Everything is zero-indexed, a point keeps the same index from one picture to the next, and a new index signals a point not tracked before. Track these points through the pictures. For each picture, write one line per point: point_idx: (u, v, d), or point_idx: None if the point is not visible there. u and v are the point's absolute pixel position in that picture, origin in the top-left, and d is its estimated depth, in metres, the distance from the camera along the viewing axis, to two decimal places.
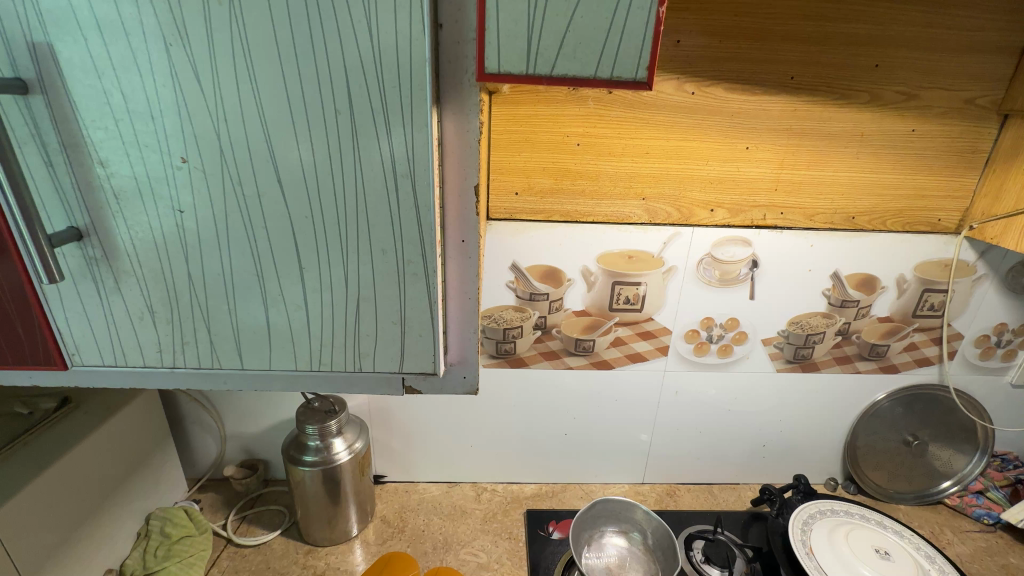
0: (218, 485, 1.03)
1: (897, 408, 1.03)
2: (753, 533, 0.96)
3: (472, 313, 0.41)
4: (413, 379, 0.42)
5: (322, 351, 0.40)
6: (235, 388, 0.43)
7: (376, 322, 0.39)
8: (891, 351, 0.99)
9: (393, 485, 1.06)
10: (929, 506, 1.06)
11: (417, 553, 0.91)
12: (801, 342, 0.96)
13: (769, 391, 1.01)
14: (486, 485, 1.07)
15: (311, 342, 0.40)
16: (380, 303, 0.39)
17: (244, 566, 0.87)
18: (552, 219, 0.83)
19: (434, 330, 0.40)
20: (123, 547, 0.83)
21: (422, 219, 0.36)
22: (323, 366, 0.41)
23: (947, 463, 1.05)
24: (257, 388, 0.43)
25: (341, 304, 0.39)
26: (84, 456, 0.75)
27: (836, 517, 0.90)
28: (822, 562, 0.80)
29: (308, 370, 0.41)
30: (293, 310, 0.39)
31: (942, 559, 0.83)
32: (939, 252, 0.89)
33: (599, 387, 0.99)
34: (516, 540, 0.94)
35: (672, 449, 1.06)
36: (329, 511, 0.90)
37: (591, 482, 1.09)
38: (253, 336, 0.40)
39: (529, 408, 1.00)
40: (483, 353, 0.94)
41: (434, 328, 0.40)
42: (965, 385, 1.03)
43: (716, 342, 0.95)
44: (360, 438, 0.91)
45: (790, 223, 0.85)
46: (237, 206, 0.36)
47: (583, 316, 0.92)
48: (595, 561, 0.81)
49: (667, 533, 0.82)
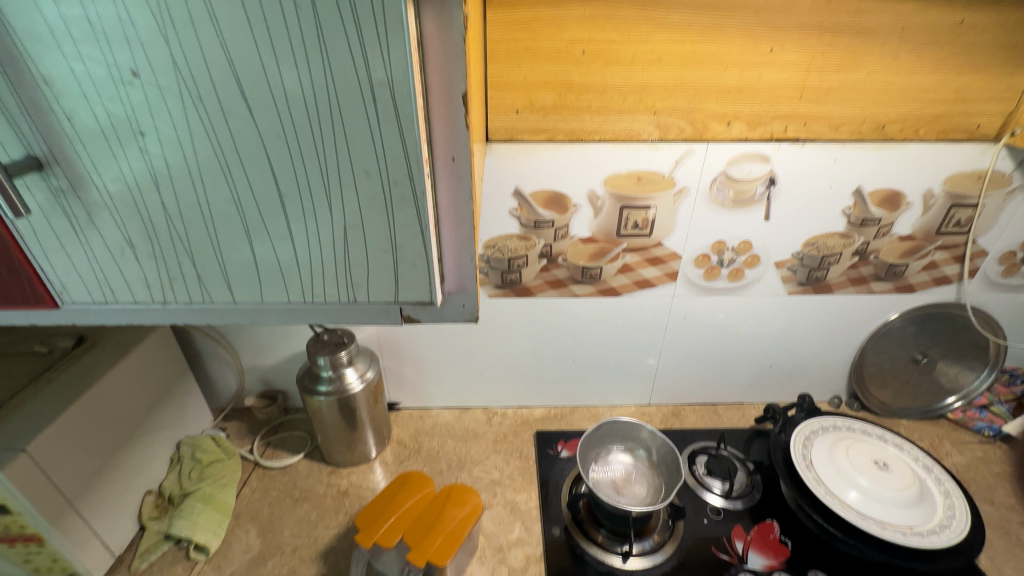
0: (240, 413, 1.07)
1: (909, 328, 1.02)
2: (755, 448, 1.00)
3: (468, 238, 0.39)
4: (411, 309, 0.40)
5: (314, 283, 0.39)
6: (230, 322, 0.42)
7: (366, 251, 0.38)
8: (909, 271, 0.96)
9: (408, 411, 1.11)
10: (931, 420, 1.08)
11: (433, 471, 0.96)
12: (815, 264, 0.93)
13: (779, 314, 1.00)
14: (497, 410, 1.11)
15: (301, 273, 0.39)
16: (369, 231, 0.37)
17: (273, 485, 0.93)
18: (556, 139, 0.78)
19: (428, 258, 0.38)
20: (159, 470, 0.88)
21: (405, 134, 0.33)
22: (316, 299, 0.40)
23: (953, 379, 1.06)
24: (252, 322, 0.42)
25: (327, 233, 0.37)
26: (109, 390, 0.78)
27: (838, 432, 0.92)
28: (820, 474, 0.84)
29: (301, 303, 0.40)
30: (278, 241, 0.37)
31: (939, 469, 0.86)
32: (973, 163, 0.83)
33: (607, 314, 0.98)
34: (526, 458, 0.99)
35: (678, 372, 1.08)
36: (348, 435, 0.95)
37: (599, 404, 1.12)
38: (241, 269, 0.39)
39: (537, 335, 1.01)
40: (489, 284, 0.93)
41: (428, 256, 0.38)
42: (982, 303, 1.00)
43: (727, 266, 0.93)
44: (371, 367, 0.93)
45: (813, 135, 0.79)
46: (201, 128, 0.33)
47: (589, 243, 0.89)
48: (602, 476, 0.85)
49: (671, 450, 0.85)
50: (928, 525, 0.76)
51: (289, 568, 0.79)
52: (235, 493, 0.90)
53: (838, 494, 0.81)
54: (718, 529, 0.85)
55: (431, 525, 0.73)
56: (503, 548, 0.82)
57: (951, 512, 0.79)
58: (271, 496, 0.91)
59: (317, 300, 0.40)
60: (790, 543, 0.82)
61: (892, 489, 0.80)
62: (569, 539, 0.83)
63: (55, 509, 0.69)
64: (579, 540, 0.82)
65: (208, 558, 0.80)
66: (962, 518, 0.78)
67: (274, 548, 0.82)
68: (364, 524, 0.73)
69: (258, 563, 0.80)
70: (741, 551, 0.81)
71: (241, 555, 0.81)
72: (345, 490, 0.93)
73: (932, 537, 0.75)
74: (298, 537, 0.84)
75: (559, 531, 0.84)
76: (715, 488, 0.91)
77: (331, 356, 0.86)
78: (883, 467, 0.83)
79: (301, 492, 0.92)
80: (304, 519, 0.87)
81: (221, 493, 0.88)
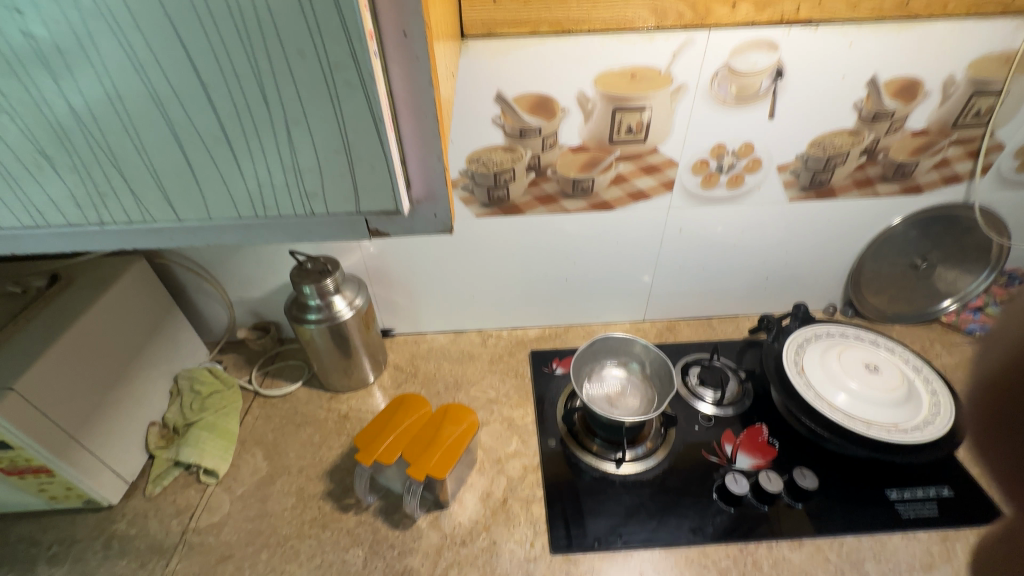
0: (235, 345, 1.07)
1: (912, 232, 0.99)
2: (748, 357, 1.01)
3: (431, 136, 0.35)
4: (376, 219, 0.38)
5: (263, 193, 0.37)
6: (177, 241, 0.40)
7: (316, 154, 0.35)
8: (918, 170, 0.91)
9: (402, 336, 1.11)
10: (924, 324, 1.08)
11: (430, 393, 0.98)
12: (820, 166, 0.88)
13: (778, 223, 0.96)
14: (492, 332, 1.11)
15: (246, 183, 0.36)
16: (315, 130, 0.33)
17: (275, 412, 0.95)
18: (538, 31, 0.69)
19: (387, 160, 0.35)
20: (161, 403, 0.90)
21: (339, 6, 0.29)
22: (268, 211, 0.38)
23: (951, 284, 1.05)
24: (202, 240, 0.40)
25: (269, 134, 0.33)
26: (92, 328, 0.77)
27: (831, 339, 0.92)
28: (811, 379, 0.85)
29: (252, 216, 0.38)
30: (214, 145, 0.34)
31: (928, 369, 0.87)
32: (1003, 43, 0.74)
33: (600, 230, 0.95)
34: (522, 377, 1.00)
35: (673, 287, 1.06)
36: (343, 361, 0.95)
37: (593, 322, 1.12)
38: (177, 180, 0.36)
39: (529, 256, 0.98)
40: (475, 203, 0.89)
41: (386, 158, 0.35)
42: (991, 202, 0.96)
43: (727, 173, 0.88)
44: (360, 295, 0.91)
45: (829, 15, 0.69)
46: (97, 5, 0.28)
47: (580, 153, 0.83)
48: (596, 391, 0.86)
49: (664, 363, 0.85)
50: (913, 422, 0.78)
51: (297, 486, 0.82)
52: (238, 421, 0.92)
53: (827, 398, 0.82)
54: (708, 434, 0.87)
55: (428, 441, 0.75)
56: (502, 460, 0.85)
57: (936, 409, 0.81)
58: (274, 422, 0.93)
59: (272, 214, 0.38)
60: (778, 444, 0.85)
61: (881, 391, 0.81)
62: (564, 449, 0.86)
63: (58, 443, 0.70)
64: (575, 450, 0.85)
65: (218, 481, 0.83)
66: (947, 413, 0.79)
67: (281, 469, 0.85)
68: (363, 444, 0.75)
69: (267, 483, 0.83)
70: (730, 453, 0.84)
71: (250, 477, 0.84)
72: (345, 414, 0.95)
73: (916, 432, 0.77)
74: (304, 459, 0.87)
75: (555, 442, 0.87)
76: (707, 397, 0.93)
77: (316, 284, 0.84)
78: (873, 370, 0.84)
79: (303, 417, 0.94)
80: (308, 442, 0.89)
81: (224, 422, 0.90)
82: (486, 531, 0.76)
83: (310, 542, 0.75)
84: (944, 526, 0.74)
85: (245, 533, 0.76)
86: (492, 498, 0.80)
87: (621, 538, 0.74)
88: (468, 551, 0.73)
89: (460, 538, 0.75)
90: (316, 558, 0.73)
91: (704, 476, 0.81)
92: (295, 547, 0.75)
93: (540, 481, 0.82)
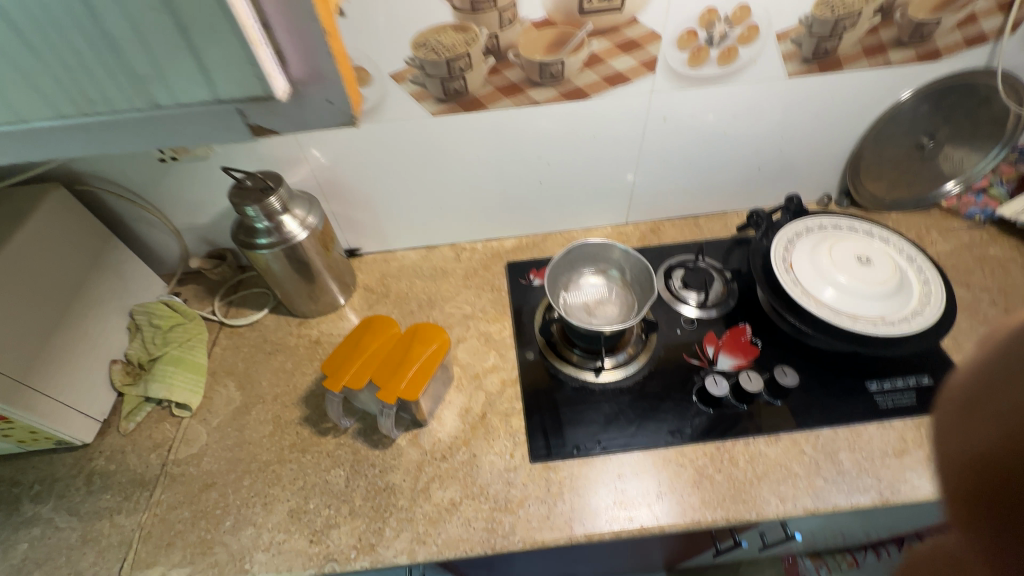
0: (192, 276, 1.00)
1: (922, 107, 0.89)
2: (735, 257, 0.96)
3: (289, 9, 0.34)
4: (249, 110, 0.37)
5: (115, 86, 0.35)
6: (39, 147, 0.38)
7: (160, 38, 0.32)
8: (938, 31, 0.79)
9: (371, 256, 1.04)
10: (923, 211, 1.02)
11: (404, 313, 0.94)
12: (826, 32, 0.77)
13: (776, 104, 0.86)
14: (465, 246, 1.04)
15: (92, 75, 0.34)
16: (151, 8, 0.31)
17: (244, 342, 0.91)
18: None
19: (241, 39, 0.33)
20: (120, 340, 0.85)
21: None
22: (127, 108, 0.36)
23: (957, 165, 0.97)
24: (65, 147, 0.38)
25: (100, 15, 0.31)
26: (11, 268, 0.69)
27: (824, 232, 0.86)
28: (799, 276, 0.81)
29: (109, 115, 0.36)
30: (42, 33, 0.32)
31: (922, 259, 0.82)
32: None
33: (575, 125, 0.84)
34: (499, 291, 0.95)
35: (657, 185, 0.98)
36: (307, 286, 0.90)
37: (573, 229, 1.05)
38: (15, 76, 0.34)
39: (497, 158, 0.89)
40: (431, 99, 0.77)
41: (237, 37, 0.33)
42: (1014, 66, 0.86)
43: (717, 46, 0.76)
44: (312, 213, 0.83)
45: None
46: None
47: (546, 28, 0.71)
48: (574, 300, 0.82)
49: (644, 268, 0.80)
50: (900, 314, 0.76)
51: (273, 414, 0.81)
52: (206, 354, 0.89)
53: (814, 294, 0.78)
54: (690, 338, 0.85)
55: (397, 365, 0.71)
56: (480, 376, 0.84)
57: (926, 300, 0.77)
58: (243, 352, 0.90)
59: (121, 108, 0.36)
60: (760, 343, 0.83)
61: (870, 285, 0.77)
62: (543, 361, 0.84)
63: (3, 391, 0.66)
64: (554, 362, 0.83)
65: (193, 414, 0.82)
66: (936, 304, 0.76)
67: (256, 398, 0.83)
68: (330, 371, 0.72)
69: (243, 412, 0.82)
70: (711, 356, 0.82)
71: (224, 407, 0.83)
72: (316, 339, 0.91)
73: (902, 325, 0.74)
74: (277, 386, 0.85)
75: (534, 354, 0.85)
76: (690, 300, 0.89)
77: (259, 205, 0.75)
78: (865, 263, 0.80)
79: (273, 345, 0.90)
80: (280, 370, 0.87)
81: (190, 355, 0.86)
82: (466, 445, 0.76)
83: (291, 466, 0.75)
84: (920, 413, 0.74)
85: (225, 461, 0.76)
86: (470, 413, 0.79)
87: (600, 444, 0.74)
88: (448, 465, 0.74)
89: (440, 453, 0.75)
90: (297, 480, 0.74)
91: (685, 379, 0.80)
92: (277, 471, 0.75)
93: (518, 394, 0.81)
